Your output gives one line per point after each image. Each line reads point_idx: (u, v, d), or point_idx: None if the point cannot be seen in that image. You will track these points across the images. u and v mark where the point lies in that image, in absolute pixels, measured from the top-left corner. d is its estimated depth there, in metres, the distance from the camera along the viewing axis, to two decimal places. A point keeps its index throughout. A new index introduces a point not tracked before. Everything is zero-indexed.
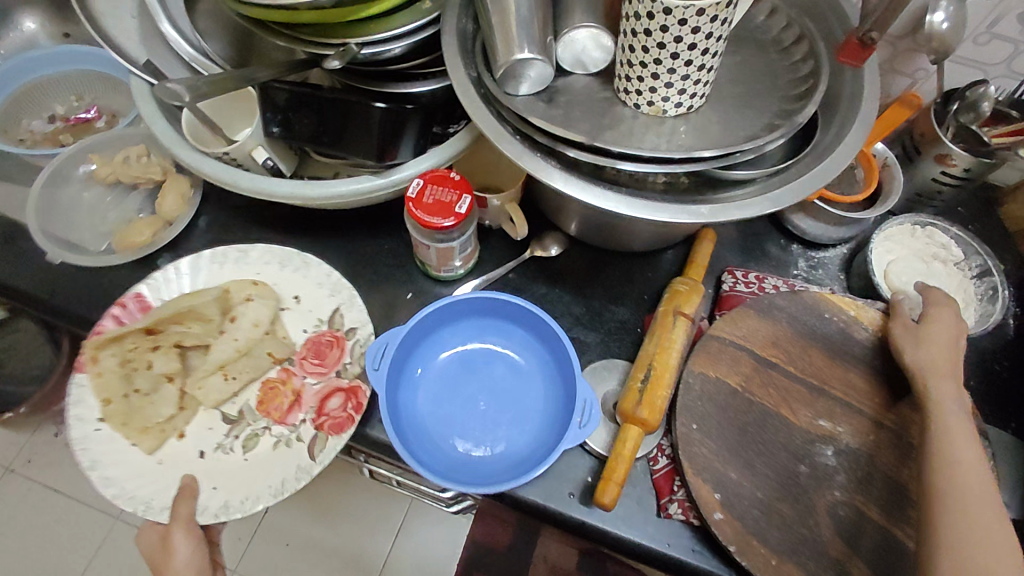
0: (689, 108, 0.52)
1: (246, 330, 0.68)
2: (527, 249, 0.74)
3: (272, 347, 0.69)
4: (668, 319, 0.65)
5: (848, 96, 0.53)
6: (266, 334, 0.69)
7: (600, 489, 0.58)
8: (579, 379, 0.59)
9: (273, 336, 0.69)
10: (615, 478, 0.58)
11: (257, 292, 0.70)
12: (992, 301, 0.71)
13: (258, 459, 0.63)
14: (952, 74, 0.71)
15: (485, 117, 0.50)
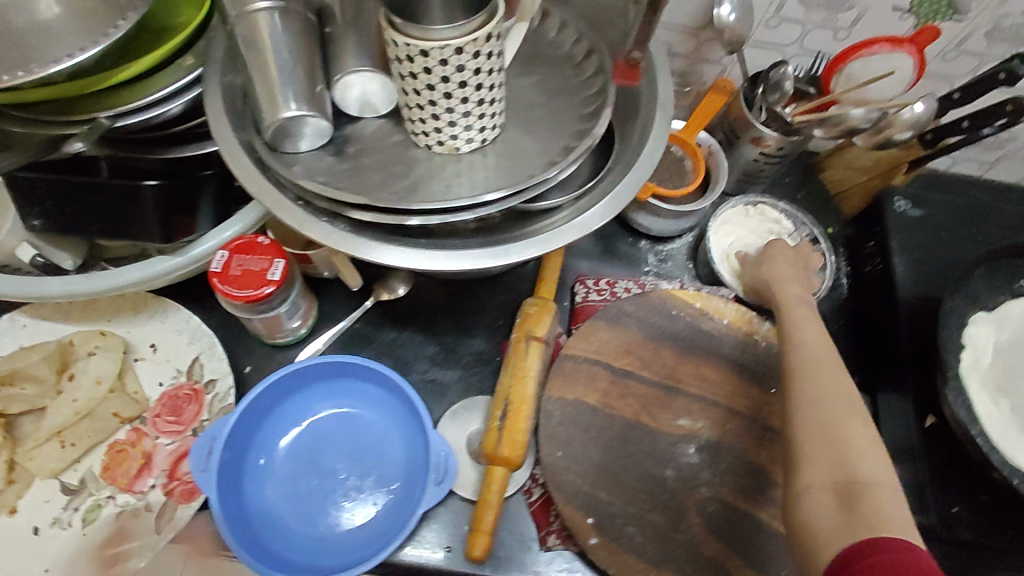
0: (483, 141, 0.50)
1: (86, 389, 0.60)
2: (370, 295, 0.70)
3: (118, 407, 0.61)
4: (520, 347, 0.63)
5: (645, 106, 0.53)
6: (111, 391, 0.61)
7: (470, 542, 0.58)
8: (431, 434, 0.56)
9: (120, 393, 0.62)
10: (483, 530, 0.57)
11: (102, 344, 0.63)
12: (822, 269, 0.75)
13: (100, 533, 0.57)
14: (755, 58, 0.74)
15: (260, 184, 0.46)
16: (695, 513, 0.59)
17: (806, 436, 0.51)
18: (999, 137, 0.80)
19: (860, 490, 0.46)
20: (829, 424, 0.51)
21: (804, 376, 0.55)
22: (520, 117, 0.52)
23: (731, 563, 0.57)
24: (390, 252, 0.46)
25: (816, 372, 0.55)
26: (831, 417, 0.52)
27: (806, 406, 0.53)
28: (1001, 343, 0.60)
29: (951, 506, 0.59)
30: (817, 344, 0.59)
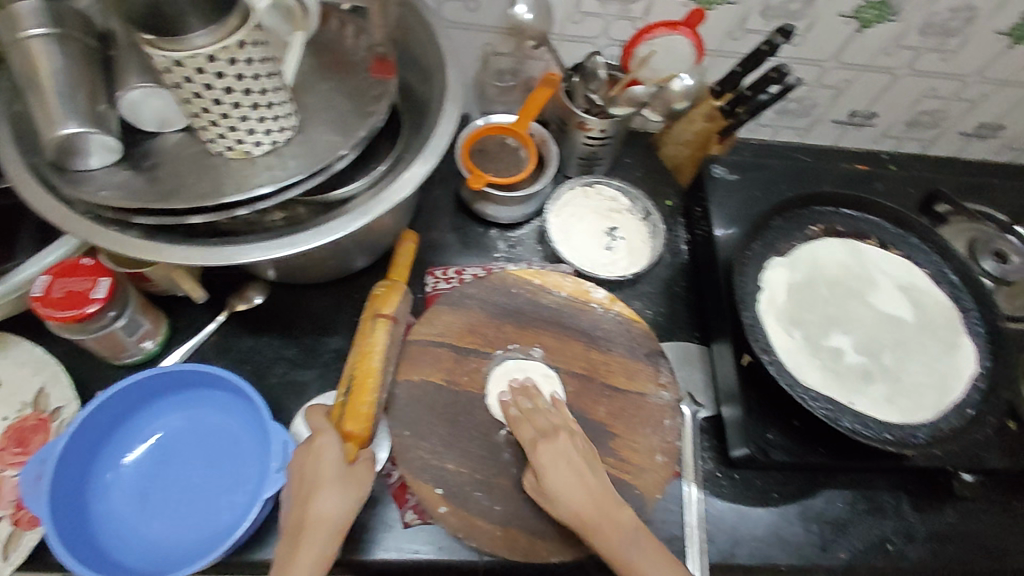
0: (276, 143, 0.53)
1: None
2: (224, 308, 0.72)
3: None
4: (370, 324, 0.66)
5: (436, 98, 0.57)
6: None
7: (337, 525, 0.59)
8: (271, 424, 0.58)
9: None
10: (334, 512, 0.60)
11: None
12: (655, 238, 0.81)
13: None
14: (570, 52, 0.80)
15: (46, 201, 0.47)
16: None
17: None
18: (803, 104, 0.89)
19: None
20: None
21: (637, 564, 0.54)
22: (316, 118, 0.56)
23: None
24: (184, 251, 0.48)
25: (651, 564, 0.54)
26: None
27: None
28: (797, 279, 0.67)
29: (766, 433, 0.65)
30: (578, 497, 0.56)
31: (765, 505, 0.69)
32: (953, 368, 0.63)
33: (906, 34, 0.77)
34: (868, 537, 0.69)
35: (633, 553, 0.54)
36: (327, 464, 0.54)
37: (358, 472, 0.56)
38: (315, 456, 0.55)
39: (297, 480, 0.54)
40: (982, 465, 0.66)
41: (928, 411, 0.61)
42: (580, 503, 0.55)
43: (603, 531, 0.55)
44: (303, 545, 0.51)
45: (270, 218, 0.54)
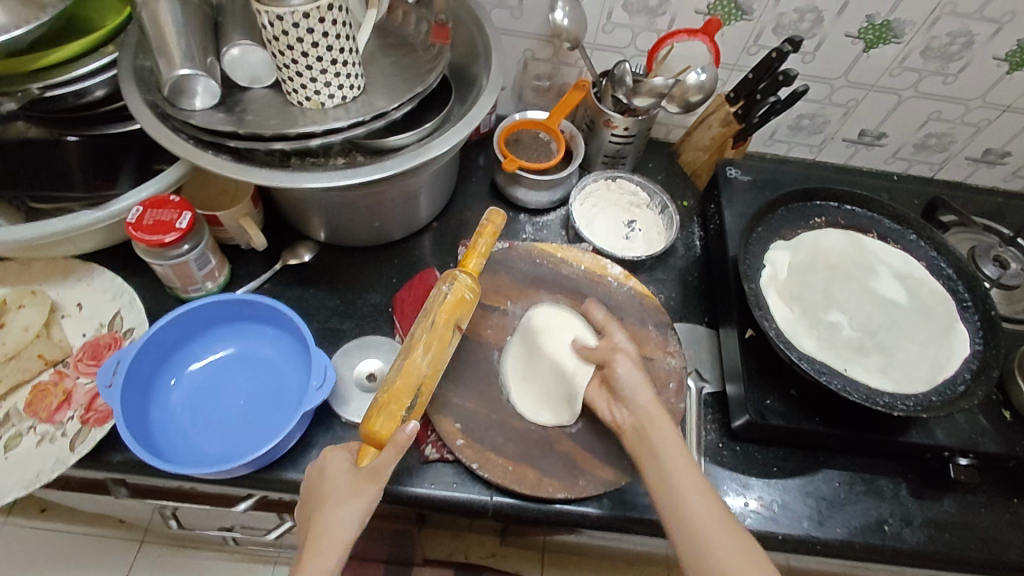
0: (345, 99, 0.63)
1: (15, 334, 0.68)
2: (279, 260, 0.81)
3: (44, 349, 0.68)
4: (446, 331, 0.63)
5: (482, 77, 0.67)
6: (38, 338, 0.69)
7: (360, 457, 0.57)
8: (315, 349, 0.65)
9: (46, 340, 0.69)
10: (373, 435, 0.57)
11: (34, 300, 0.71)
12: (672, 228, 0.87)
13: (19, 457, 0.62)
14: (602, 61, 0.90)
15: (156, 129, 0.57)
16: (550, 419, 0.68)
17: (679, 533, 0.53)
18: (815, 121, 0.96)
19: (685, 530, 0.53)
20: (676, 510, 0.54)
21: (659, 446, 0.59)
22: (379, 85, 0.65)
23: (582, 457, 0.66)
24: (264, 174, 0.57)
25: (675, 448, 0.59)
26: (701, 506, 0.54)
27: (653, 484, 0.57)
28: (798, 265, 0.72)
29: (765, 399, 0.69)
30: (636, 400, 0.63)
31: (764, 478, 0.73)
32: (947, 350, 0.67)
33: (909, 56, 0.84)
34: (864, 517, 0.71)
35: (669, 457, 0.58)
36: (332, 481, 0.55)
37: (369, 488, 0.54)
38: (328, 467, 0.57)
39: (314, 501, 0.55)
40: (976, 449, 0.69)
41: (919, 381, 0.65)
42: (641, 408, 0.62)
43: (650, 440, 0.60)
44: (309, 559, 0.51)
45: (334, 160, 0.63)
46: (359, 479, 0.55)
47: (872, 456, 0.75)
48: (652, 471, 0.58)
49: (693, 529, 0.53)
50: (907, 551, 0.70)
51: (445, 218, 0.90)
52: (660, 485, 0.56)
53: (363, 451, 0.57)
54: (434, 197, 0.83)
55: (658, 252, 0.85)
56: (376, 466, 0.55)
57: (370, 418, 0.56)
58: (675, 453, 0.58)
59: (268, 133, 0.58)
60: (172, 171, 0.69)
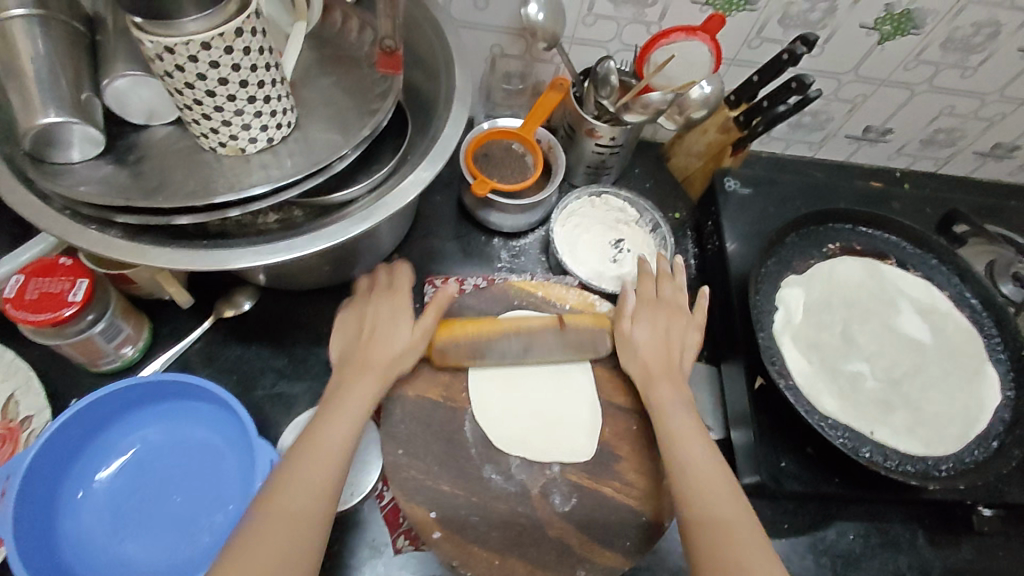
0: (271, 141, 0.50)
1: None
2: (212, 313, 0.68)
3: None
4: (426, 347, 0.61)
5: (444, 100, 0.55)
6: None
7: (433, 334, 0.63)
8: (258, 443, 0.54)
9: None
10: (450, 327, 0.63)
11: None
12: (666, 251, 0.78)
13: None
14: (581, 56, 0.78)
15: (23, 199, 0.44)
16: (540, 497, 0.59)
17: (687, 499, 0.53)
18: (817, 118, 0.86)
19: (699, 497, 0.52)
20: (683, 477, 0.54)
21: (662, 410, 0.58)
22: (315, 115, 0.52)
23: (579, 542, 0.58)
24: (172, 254, 0.44)
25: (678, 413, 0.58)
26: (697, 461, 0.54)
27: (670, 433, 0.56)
28: (812, 308, 0.64)
29: (780, 460, 0.62)
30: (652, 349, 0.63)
31: (774, 537, 0.66)
32: (977, 400, 0.61)
33: (928, 48, 0.74)
34: (881, 573, 0.66)
35: (676, 416, 0.58)
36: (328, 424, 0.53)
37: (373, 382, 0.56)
38: (357, 396, 0.55)
39: (322, 406, 0.54)
40: (1000, 499, 0.63)
41: (951, 441, 0.58)
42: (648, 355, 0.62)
43: (655, 393, 0.60)
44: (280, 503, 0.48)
45: (264, 220, 0.51)
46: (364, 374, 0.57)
47: (888, 503, 0.69)
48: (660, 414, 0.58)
49: (685, 484, 0.53)
50: None
51: (407, 246, 0.78)
52: (672, 441, 0.56)
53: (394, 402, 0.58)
54: (393, 228, 0.71)
55: None
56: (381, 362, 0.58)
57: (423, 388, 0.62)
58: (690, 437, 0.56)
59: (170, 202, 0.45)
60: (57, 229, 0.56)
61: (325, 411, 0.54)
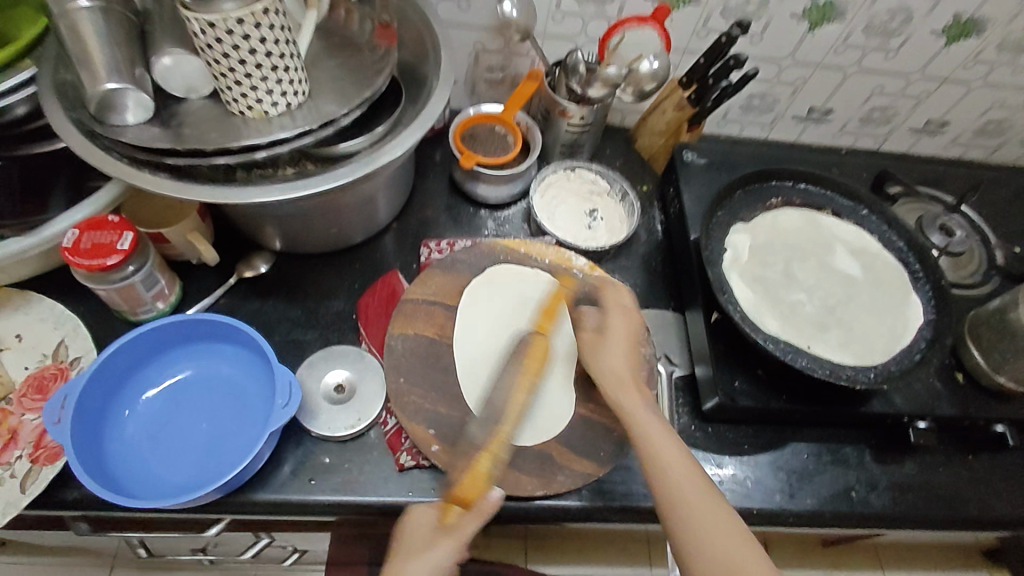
0: (289, 106, 0.60)
1: None
2: (234, 273, 0.78)
3: None
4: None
5: (433, 75, 0.65)
6: None
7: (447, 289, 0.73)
8: (279, 367, 0.63)
9: None
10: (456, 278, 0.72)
11: None
12: (633, 215, 0.88)
13: None
14: (553, 50, 0.89)
15: (89, 151, 0.54)
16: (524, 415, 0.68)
17: (662, 505, 0.55)
18: (765, 100, 0.98)
19: (665, 488, 0.55)
20: (645, 454, 0.58)
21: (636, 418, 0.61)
22: (325, 88, 0.63)
23: (560, 452, 0.66)
24: (209, 192, 0.55)
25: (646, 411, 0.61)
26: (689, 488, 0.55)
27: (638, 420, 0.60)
28: (757, 250, 0.74)
29: (734, 381, 0.71)
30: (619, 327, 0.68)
31: (737, 456, 0.74)
32: (905, 319, 0.70)
33: (852, 34, 0.86)
34: (833, 486, 0.74)
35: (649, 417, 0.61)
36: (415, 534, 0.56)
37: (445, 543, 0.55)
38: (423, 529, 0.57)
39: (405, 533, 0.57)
40: (932, 413, 0.72)
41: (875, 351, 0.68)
42: (614, 363, 0.65)
43: (622, 402, 0.62)
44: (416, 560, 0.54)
45: (283, 170, 0.61)
46: (436, 535, 0.56)
47: (837, 426, 0.77)
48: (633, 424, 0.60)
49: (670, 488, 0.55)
50: (873, 515, 0.73)
51: (404, 218, 0.88)
52: (644, 444, 0.58)
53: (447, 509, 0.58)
54: (392, 199, 0.82)
55: (620, 239, 0.85)
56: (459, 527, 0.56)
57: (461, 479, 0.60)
58: (659, 439, 0.58)
59: (208, 147, 0.56)
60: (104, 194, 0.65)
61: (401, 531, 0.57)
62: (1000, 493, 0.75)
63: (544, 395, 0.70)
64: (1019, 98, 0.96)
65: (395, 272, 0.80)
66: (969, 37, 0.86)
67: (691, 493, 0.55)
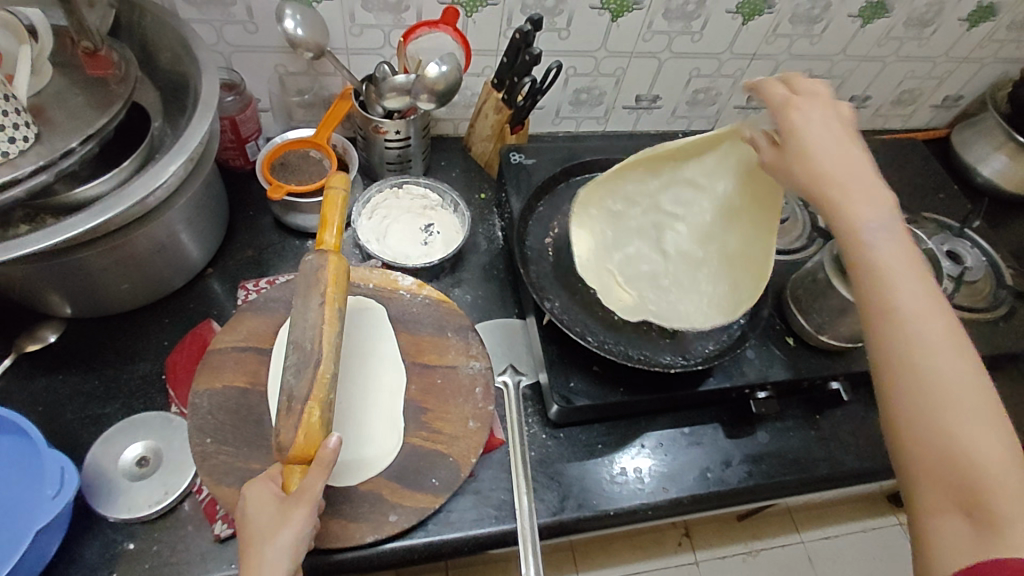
0: (10, 154, 0.52)
1: None
2: (13, 350, 0.69)
3: None
4: (332, 312, 0.60)
5: (193, 103, 0.60)
6: None
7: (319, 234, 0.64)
8: (47, 450, 0.55)
9: None
10: (331, 220, 0.64)
11: None
12: (465, 226, 0.85)
13: None
14: (361, 65, 0.85)
15: None
16: (344, 457, 0.63)
17: (922, 412, 0.43)
18: (592, 94, 0.98)
19: (912, 379, 0.43)
20: (896, 362, 0.45)
21: (904, 303, 0.46)
22: (60, 129, 0.56)
23: (392, 490, 0.61)
24: None
25: (912, 285, 0.46)
26: (989, 453, 0.41)
27: (908, 312, 0.45)
28: (627, 254, 0.76)
29: (569, 381, 0.68)
30: (831, 149, 0.53)
31: (589, 458, 0.72)
32: (763, 260, 0.67)
33: (654, 20, 0.87)
34: (689, 471, 0.73)
35: (908, 291, 0.46)
36: (257, 519, 0.52)
37: (299, 512, 0.51)
38: (271, 519, 0.52)
39: (248, 532, 0.52)
40: (770, 382, 0.72)
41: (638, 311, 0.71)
42: (886, 246, 0.48)
43: (866, 246, 0.49)
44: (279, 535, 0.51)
45: (15, 228, 0.53)
46: (285, 506, 0.52)
47: (689, 409, 0.77)
48: (899, 342, 0.45)
49: (930, 406, 0.43)
50: (730, 492, 0.72)
51: (221, 260, 0.81)
52: (899, 359, 0.44)
53: (287, 471, 0.54)
54: (195, 244, 0.74)
55: (451, 252, 0.82)
56: (304, 487, 0.53)
57: (292, 435, 0.53)
58: (933, 321, 0.45)
59: None
60: None
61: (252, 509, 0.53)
62: (847, 448, 0.77)
63: (368, 433, 0.64)
64: (824, 67, 1.01)
65: (208, 321, 0.73)
66: (762, 13, 0.89)
67: (968, 400, 0.42)
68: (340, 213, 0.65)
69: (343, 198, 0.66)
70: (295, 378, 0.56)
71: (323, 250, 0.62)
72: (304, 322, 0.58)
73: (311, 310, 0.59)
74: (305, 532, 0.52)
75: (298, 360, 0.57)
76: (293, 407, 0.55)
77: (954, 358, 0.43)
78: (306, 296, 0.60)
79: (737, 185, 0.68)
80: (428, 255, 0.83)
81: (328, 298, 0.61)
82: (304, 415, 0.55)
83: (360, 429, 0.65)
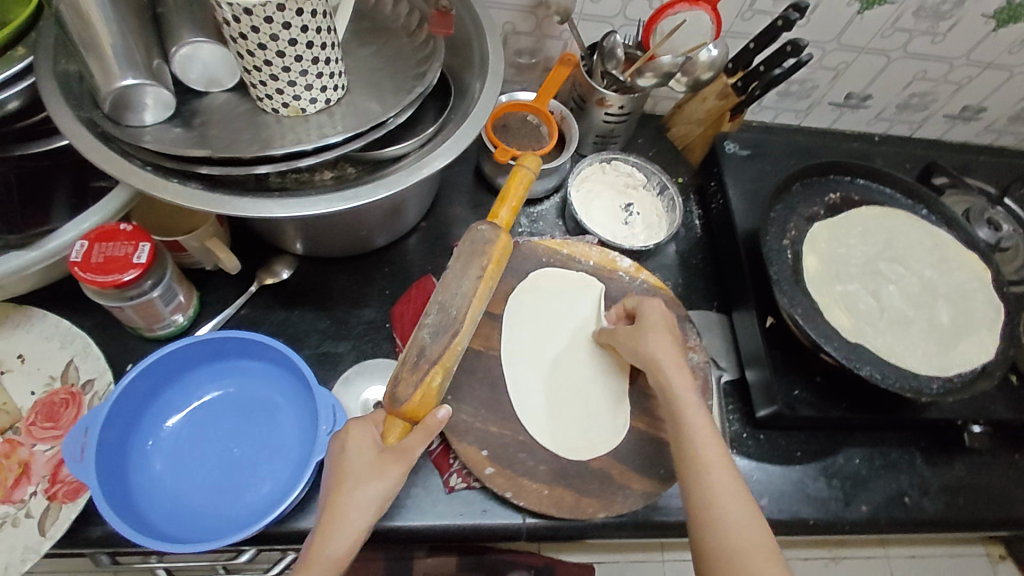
0: (329, 102, 0.54)
1: None
2: (254, 280, 0.71)
3: None
4: (484, 289, 0.60)
5: (478, 65, 0.60)
6: None
7: (496, 206, 0.64)
8: (320, 388, 0.58)
9: None
10: (509, 198, 0.63)
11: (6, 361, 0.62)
12: (673, 211, 0.83)
13: None
14: (587, 32, 0.83)
15: (106, 159, 0.47)
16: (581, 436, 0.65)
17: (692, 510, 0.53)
18: (804, 86, 0.93)
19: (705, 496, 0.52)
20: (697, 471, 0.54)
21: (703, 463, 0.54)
22: (361, 80, 0.57)
23: (620, 471, 0.63)
24: (246, 204, 0.49)
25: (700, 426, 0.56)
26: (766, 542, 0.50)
27: (698, 444, 0.55)
28: (848, 288, 0.69)
29: (793, 389, 0.67)
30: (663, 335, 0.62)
31: (788, 464, 0.72)
32: (984, 315, 0.70)
33: (902, 17, 0.81)
34: (886, 491, 0.72)
35: (697, 420, 0.56)
36: (355, 458, 0.53)
37: (394, 468, 0.53)
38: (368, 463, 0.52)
39: (337, 470, 0.52)
40: (987, 416, 0.70)
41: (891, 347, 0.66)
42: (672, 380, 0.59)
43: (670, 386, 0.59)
44: (370, 483, 0.51)
45: (320, 175, 0.56)
46: (384, 457, 0.53)
47: (887, 429, 0.76)
48: (701, 496, 0.52)
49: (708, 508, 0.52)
50: (926, 520, 0.72)
51: (432, 215, 0.82)
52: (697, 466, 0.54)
53: (389, 422, 0.56)
54: (423, 198, 0.75)
55: (664, 237, 0.80)
56: (404, 446, 0.54)
57: (411, 395, 0.55)
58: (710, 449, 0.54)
59: (242, 156, 0.50)
60: (108, 214, 0.59)
61: (348, 446, 0.53)
62: None
63: (603, 413, 0.67)
64: None
65: (428, 275, 0.74)
66: (1019, 21, 0.82)
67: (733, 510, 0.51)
68: (522, 193, 0.64)
69: (530, 179, 0.65)
70: (432, 338, 0.56)
71: (496, 225, 0.62)
72: (457, 289, 0.58)
73: (466, 281, 0.59)
74: (394, 486, 0.53)
75: (439, 322, 0.58)
76: (420, 366, 0.56)
77: (727, 493, 0.52)
78: (467, 264, 0.60)
79: (954, 258, 0.73)
80: (636, 237, 0.82)
81: (486, 273, 0.60)
82: (427, 376, 0.56)
83: (595, 409, 0.67)
